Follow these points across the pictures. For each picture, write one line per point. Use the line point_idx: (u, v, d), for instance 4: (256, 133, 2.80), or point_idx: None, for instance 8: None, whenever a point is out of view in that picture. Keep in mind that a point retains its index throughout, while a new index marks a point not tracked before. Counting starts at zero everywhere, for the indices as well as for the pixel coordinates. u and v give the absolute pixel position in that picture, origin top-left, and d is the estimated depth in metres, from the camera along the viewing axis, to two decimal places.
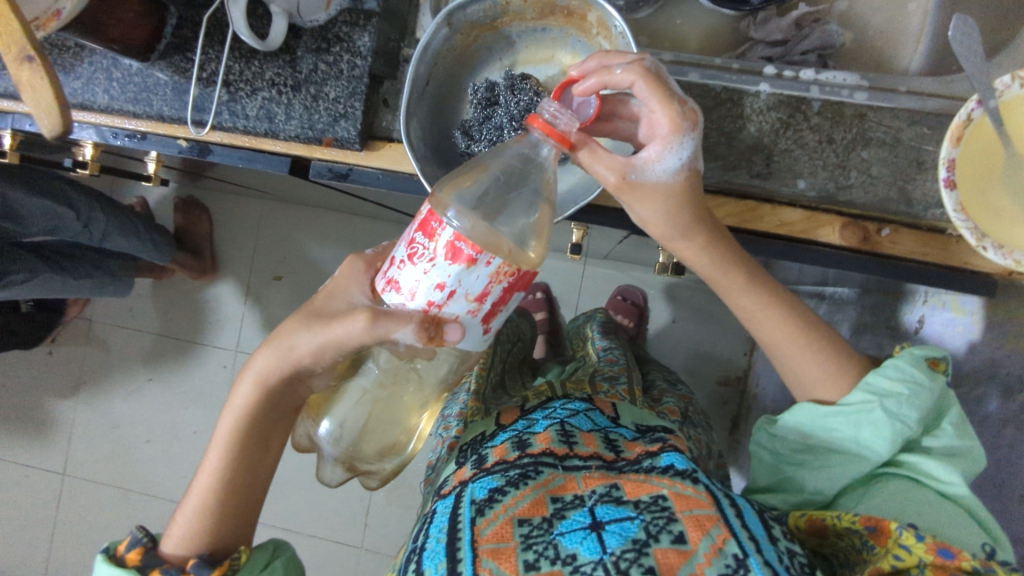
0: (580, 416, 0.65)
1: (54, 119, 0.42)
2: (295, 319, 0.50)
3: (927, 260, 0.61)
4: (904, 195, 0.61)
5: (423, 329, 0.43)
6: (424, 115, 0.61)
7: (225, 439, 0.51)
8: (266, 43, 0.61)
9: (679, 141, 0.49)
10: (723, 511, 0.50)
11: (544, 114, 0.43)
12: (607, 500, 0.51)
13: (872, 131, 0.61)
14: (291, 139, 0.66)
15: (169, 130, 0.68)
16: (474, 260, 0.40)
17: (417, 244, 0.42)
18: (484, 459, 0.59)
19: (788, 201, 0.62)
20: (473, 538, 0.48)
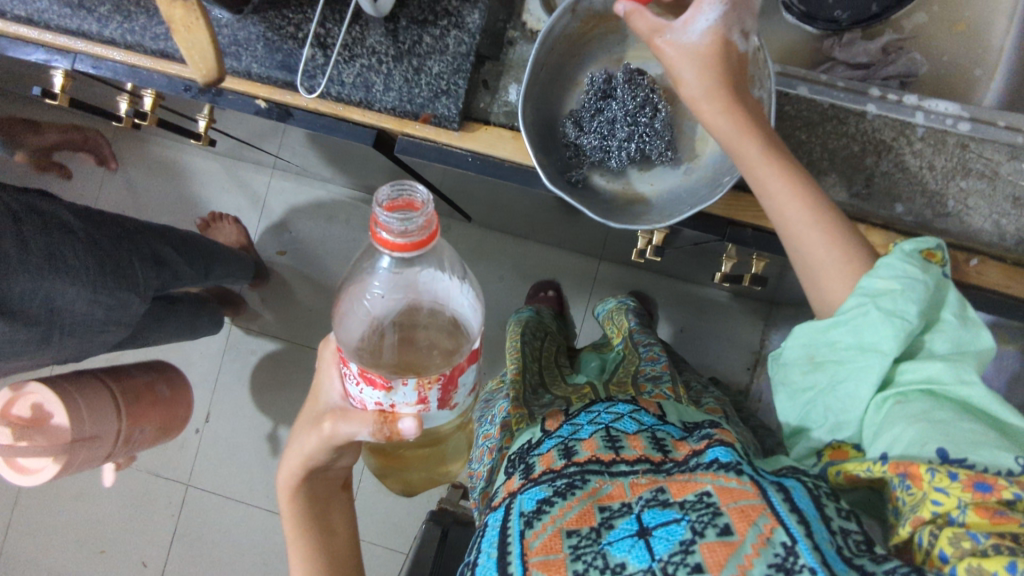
0: (625, 419, 0.60)
1: (210, 65, 0.41)
2: (299, 425, 0.53)
3: (1010, 294, 0.62)
4: (998, 229, 0.62)
5: (379, 430, 0.46)
6: (536, 99, 0.60)
7: (292, 531, 0.53)
8: (376, 7, 0.59)
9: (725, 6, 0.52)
10: (770, 499, 0.44)
11: (383, 232, 0.38)
12: (654, 504, 0.47)
13: (973, 162, 0.62)
14: (384, 110, 0.63)
15: (251, 88, 0.65)
16: (389, 384, 0.44)
17: (345, 374, 0.47)
18: (530, 468, 0.55)
19: (883, 223, 0.63)
20: (521, 551, 0.46)
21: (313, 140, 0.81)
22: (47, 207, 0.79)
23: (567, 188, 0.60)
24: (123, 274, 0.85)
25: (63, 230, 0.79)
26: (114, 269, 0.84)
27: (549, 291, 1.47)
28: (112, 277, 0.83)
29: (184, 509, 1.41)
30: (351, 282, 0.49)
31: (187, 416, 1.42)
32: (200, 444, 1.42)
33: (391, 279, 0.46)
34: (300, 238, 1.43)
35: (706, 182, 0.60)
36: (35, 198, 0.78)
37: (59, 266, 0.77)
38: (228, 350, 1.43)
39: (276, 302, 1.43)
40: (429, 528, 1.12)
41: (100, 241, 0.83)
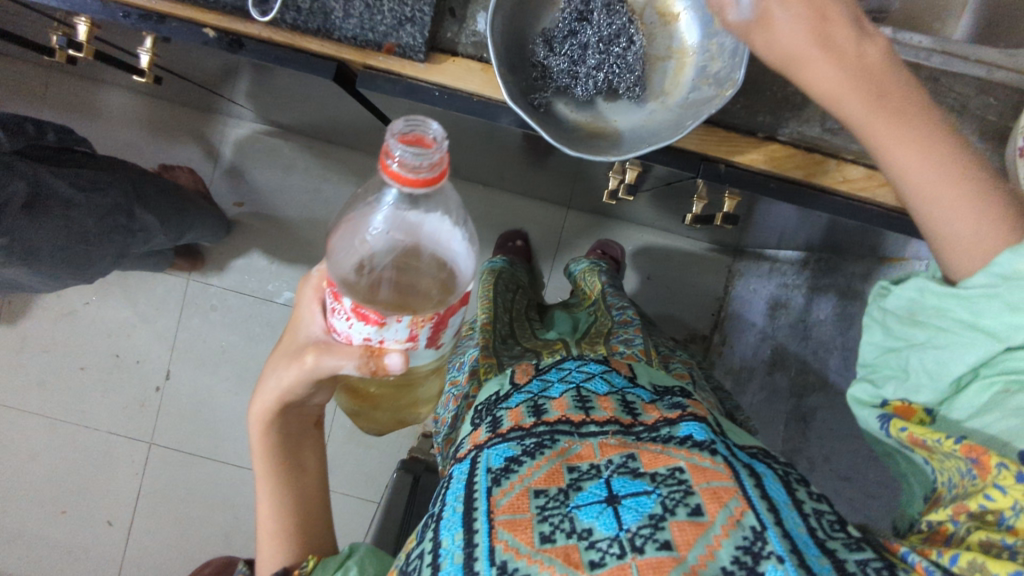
0: (596, 379, 0.59)
1: None
2: (273, 358, 0.52)
3: None
4: None
5: (364, 362, 0.44)
6: (508, 12, 0.57)
7: (263, 469, 0.54)
8: None
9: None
10: (742, 482, 0.45)
11: (395, 165, 0.35)
12: (624, 472, 0.47)
13: (943, 96, 0.62)
14: (345, 40, 0.60)
15: (198, 14, 0.60)
16: (386, 321, 0.41)
17: (332, 305, 0.44)
18: (497, 422, 0.54)
19: (853, 157, 0.64)
20: (488, 509, 0.45)
21: (265, 77, 0.76)
22: (71, 192, 0.81)
23: (530, 112, 0.57)
24: (82, 269, 0.89)
25: (64, 203, 0.80)
26: (82, 260, 0.87)
27: (517, 242, 1.45)
28: (71, 269, 0.88)
29: (149, 466, 1.38)
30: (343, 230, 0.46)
31: (146, 373, 1.38)
32: (161, 402, 1.38)
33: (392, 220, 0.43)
34: (256, 188, 1.37)
35: (669, 127, 0.57)
36: (58, 177, 0.80)
37: (28, 255, 0.79)
38: (186, 306, 1.38)
39: (233, 255, 1.38)
40: (401, 477, 1.12)
41: (93, 235, 0.85)
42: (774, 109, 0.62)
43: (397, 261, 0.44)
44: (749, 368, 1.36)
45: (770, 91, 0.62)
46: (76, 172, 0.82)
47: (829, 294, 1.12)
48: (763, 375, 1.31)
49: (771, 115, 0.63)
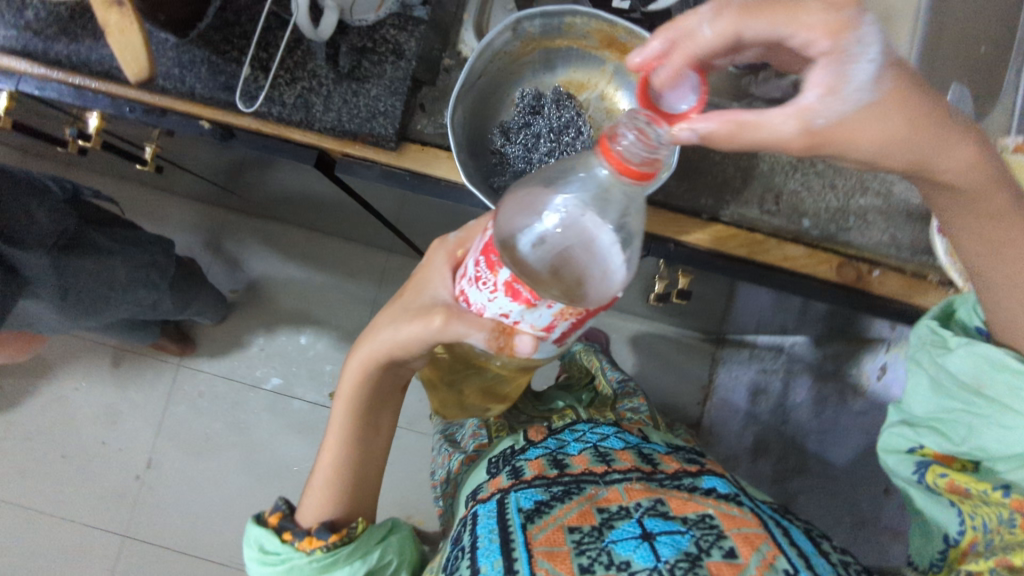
0: (612, 438, 0.69)
1: (140, 62, 0.44)
2: (384, 315, 0.59)
3: (912, 304, 0.67)
4: (895, 242, 0.67)
5: (493, 338, 0.49)
6: (469, 106, 0.63)
7: (341, 421, 0.65)
8: (315, 32, 0.63)
9: (850, 59, 0.45)
10: (770, 531, 0.54)
11: (619, 147, 0.39)
12: (655, 513, 0.56)
13: (870, 181, 0.68)
14: (324, 130, 0.66)
15: (195, 109, 0.67)
16: (534, 304, 0.45)
17: (481, 270, 0.47)
18: (520, 471, 0.64)
19: (793, 237, 0.68)
20: (525, 540, 0.53)
21: (259, 169, 0.83)
22: (106, 244, 0.91)
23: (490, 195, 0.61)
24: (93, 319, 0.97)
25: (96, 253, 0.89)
26: (100, 307, 0.96)
27: None
28: (88, 312, 0.95)
29: (120, 561, 1.33)
30: (523, 194, 0.47)
31: (128, 461, 1.37)
32: (141, 491, 1.36)
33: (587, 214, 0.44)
34: (252, 276, 1.43)
35: None
36: (96, 231, 0.89)
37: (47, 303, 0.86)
38: (174, 392, 1.40)
39: (225, 341, 1.41)
40: None
41: (119, 283, 0.95)
42: (716, 193, 0.68)
43: (564, 251, 0.45)
44: (736, 459, 1.35)
45: (710, 177, 0.68)
46: (112, 228, 0.93)
47: (805, 378, 1.13)
48: (748, 464, 1.30)
49: (713, 199, 0.68)
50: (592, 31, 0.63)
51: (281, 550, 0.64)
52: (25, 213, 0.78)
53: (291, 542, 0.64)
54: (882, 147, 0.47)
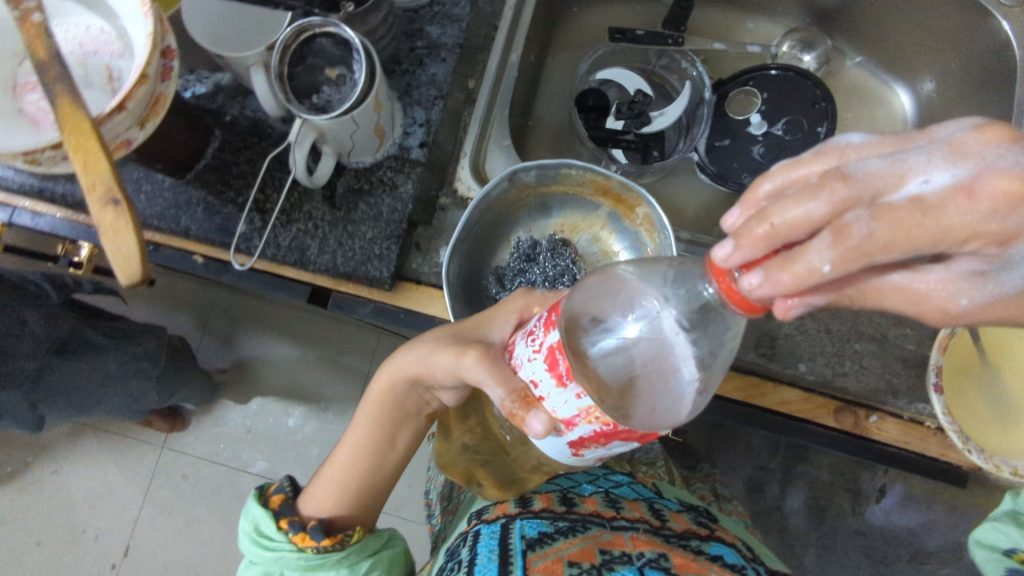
0: (625, 488, 0.72)
1: (132, 267, 0.43)
2: (433, 336, 0.58)
3: (912, 448, 0.66)
4: (891, 388, 0.67)
5: (513, 401, 0.45)
6: (464, 252, 0.64)
7: (371, 416, 0.62)
8: (311, 179, 0.62)
9: (1022, 256, 0.32)
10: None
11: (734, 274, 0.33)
12: (656, 566, 0.55)
13: (864, 325, 0.67)
14: (319, 271, 0.66)
15: (189, 246, 0.67)
16: (565, 383, 0.41)
17: (539, 327, 0.45)
18: (527, 502, 0.66)
19: (788, 380, 0.68)
20: (523, 565, 0.54)
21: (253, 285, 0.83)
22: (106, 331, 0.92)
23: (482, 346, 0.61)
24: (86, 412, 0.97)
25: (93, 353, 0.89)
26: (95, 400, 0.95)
27: None
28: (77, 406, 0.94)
29: None
30: (610, 280, 0.44)
31: (102, 552, 1.32)
32: None
33: (661, 326, 0.40)
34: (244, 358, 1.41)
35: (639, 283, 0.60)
36: (92, 326, 0.89)
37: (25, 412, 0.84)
38: (154, 478, 1.35)
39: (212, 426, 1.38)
40: None
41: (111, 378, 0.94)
42: None
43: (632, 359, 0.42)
44: None
45: None
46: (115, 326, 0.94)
47: None
48: None
49: None
50: (586, 181, 0.64)
51: (276, 538, 0.57)
52: (23, 322, 0.78)
53: (285, 531, 0.58)
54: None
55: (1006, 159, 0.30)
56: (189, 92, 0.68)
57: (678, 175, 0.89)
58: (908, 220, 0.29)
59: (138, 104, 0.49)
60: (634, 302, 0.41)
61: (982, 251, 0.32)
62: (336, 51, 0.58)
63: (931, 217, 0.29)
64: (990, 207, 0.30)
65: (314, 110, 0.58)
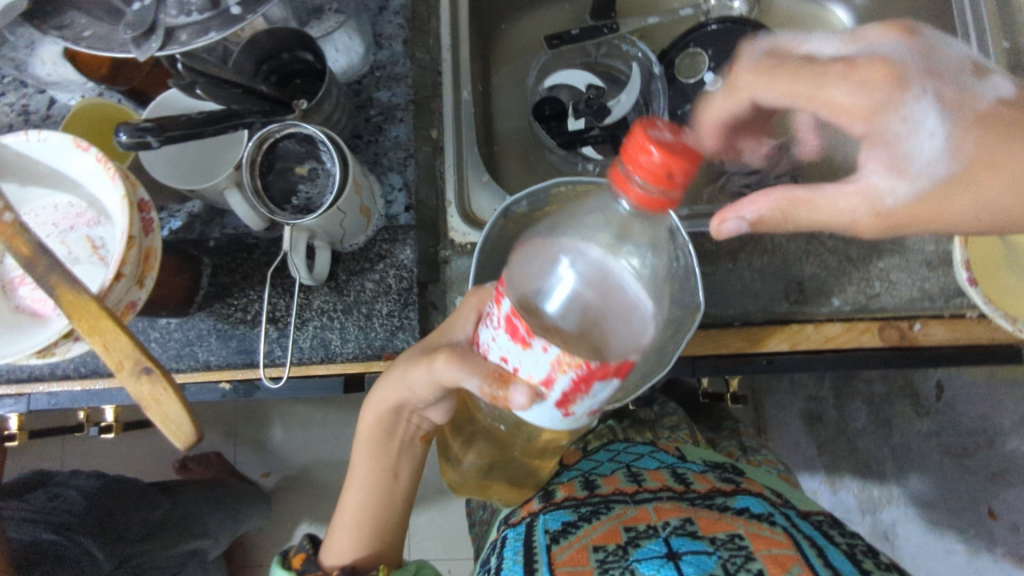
0: (646, 459, 0.72)
1: (185, 427, 0.42)
2: (404, 354, 0.57)
3: (963, 343, 0.67)
4: (926, 293, 0.67)
5: (490, 385, 0.44)
6: None
7: (364, 463, 0.61)
8: (314, 275, 0.62)
9: (906, 118, 0.50)
10: (801, 549, 0.52)
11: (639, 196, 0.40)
12: (682, 533, 0.54)
13: (882, 242, 0.68)
14: (348, 360, 0.66)
15: (213, 376, 0.66)
16: (529, 343, 0.40)
17: (494, 309, 0.44)
18: (551, 495, 0.65)
19: (827, 318, 0.68)
20: (549, 560, 0.54)
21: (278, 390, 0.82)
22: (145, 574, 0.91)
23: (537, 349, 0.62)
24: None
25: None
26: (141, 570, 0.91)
27: None
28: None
29: None
30: (536, 251, 0.49)
31: None
32: None
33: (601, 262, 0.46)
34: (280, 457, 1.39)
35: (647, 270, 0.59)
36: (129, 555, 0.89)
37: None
38: None
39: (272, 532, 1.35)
40: None
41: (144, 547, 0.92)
42: (741, 300, 0.68)
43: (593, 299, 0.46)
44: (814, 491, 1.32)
45: (730, 287, 0.68)
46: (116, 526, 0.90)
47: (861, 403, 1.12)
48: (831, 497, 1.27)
49: (741, 306, 0.68)
50: (577, 192, 0.64)
51: None
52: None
53: None
54: (974, 200, 0.49)
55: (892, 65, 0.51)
56: (165, 229, 0.67)
57: None
58: (793, 75, 0.52)
59: (134, 266, 0.48)
60: (565, 250, 0.47)
61: (872, 126, 0.50)
62: (300, 148, 0.58)
63: (829, 67, 0.51)
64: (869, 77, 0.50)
65: (297, 211, 0.58)
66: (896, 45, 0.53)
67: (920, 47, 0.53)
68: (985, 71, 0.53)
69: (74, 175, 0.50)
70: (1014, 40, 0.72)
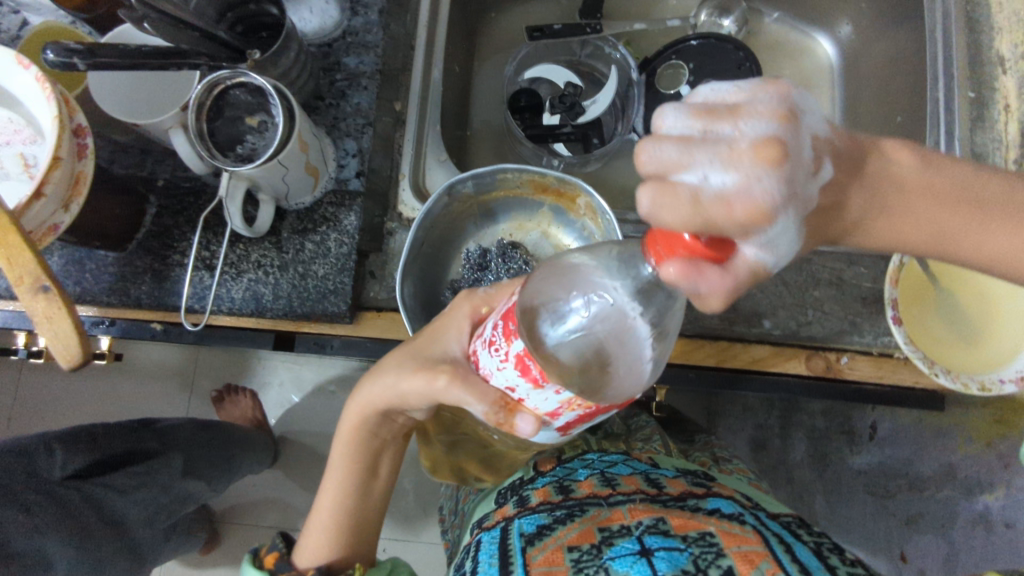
0: (620, 464, 0.58)
1: (72, 348, 0.43)
2: (395, 360, 0.52)
3: (885, 382, 0.67)
4: (856, 327, 0.68)
5: (495, 413, 0.42)
6: (417, 274, 0.64)
7: (344, 464, 0.56)
8: (252, 228, 0.62)
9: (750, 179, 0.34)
10: (771, 546, 0.44)
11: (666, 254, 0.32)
12: (655, 531, 0.45)
13: (820, 272, 0.69)
14: (278, 316, 0.66)
15: (144, 315, 0.67)
16: (542, 386, 0.38)
17: (496, 334, 0.40)
18: (523, 498, 0.54)
19: (757, 339, 0.69)
20: (524, 563, 0.45)
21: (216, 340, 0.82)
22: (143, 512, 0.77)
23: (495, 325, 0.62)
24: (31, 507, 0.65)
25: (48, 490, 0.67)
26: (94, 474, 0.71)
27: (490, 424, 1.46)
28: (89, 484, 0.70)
29: None
30: (557, 267, 0.41)
31: None
32: None
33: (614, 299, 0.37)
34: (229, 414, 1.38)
35: None
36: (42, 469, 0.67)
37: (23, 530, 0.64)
38: None
39: None
40: None
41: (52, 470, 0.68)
42: None
43: (602, 342, 0.38)
44: None
45: None
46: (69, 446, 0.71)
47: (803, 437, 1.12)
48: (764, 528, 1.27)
49: None
50: (524, 181, 0.65)
51: None
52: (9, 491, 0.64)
53: None
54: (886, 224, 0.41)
55: (768, 179, 0.32)
56: (117, 164, 0.67)
57: (620, 157, 0.91)
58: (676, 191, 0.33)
59: (57, 188, 0.48)
60: (591, 289, 0.38)
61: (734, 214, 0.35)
62: (252, 99, 0.58)
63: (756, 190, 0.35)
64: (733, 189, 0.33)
65: (239, 160, 0.58)
66: (763, 183, 0.32)
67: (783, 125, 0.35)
68: (820, 153, 0.37)
69: (15, 92, 0.51)
70: (979, 92, 0.73)
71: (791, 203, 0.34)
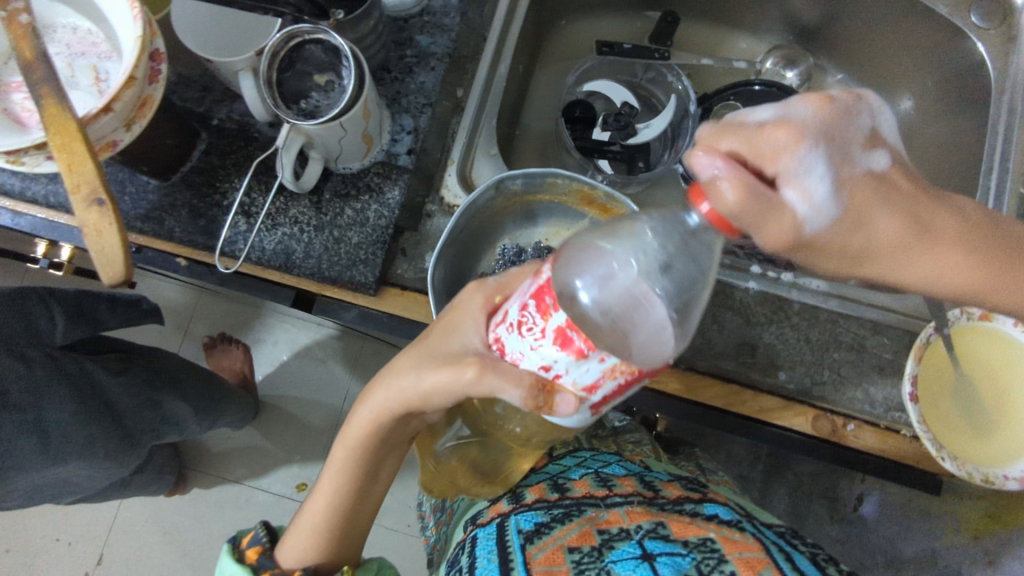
0: (614, 465, 0.60)
1: (116, 266, 0.43)
2: (408, 356, 0.51)
3: (890, 457, 0.67)
4: (868, 396, 0.68)
5: (532, 395, 0.39)
6: (450, 260, 0.64)
7: (345, 462, 0.55)
8: (297, 183, 0.62)
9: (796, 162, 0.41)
10: (773, 554, 0.43)
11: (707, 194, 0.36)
12: (654, 535, 0.45)
13: (842, 335, 0.69)
14: (304, 275, 0.66)
15: (172, 248, 0.67)
16: (586, 355, 0.37)
17: (527, 315, 0.39)
18: (519, 496, 0.56)
19: (768, 389, 0.68)
20: (523, 560, 0.45)
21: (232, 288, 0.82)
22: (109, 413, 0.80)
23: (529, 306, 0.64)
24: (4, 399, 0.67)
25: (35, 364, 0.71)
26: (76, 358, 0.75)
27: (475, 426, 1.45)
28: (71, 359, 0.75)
29: None
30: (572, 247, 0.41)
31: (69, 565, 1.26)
32: None
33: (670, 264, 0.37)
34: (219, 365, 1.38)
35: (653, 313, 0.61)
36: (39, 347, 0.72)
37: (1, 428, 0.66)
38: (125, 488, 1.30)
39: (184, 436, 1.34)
40: None
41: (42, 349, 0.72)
42: (693, 344, 0.69)
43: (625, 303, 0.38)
44: None
45: None
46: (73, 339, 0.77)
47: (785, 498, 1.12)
48: None
49: (690, 349, 0.69)
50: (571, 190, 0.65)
51: None
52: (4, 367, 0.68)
53: None
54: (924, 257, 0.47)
55: (808, 126, 0.42)
56: (177, 95, 0.68)
57: (664, 186, 0.91)
58: (756, 191, 0.39)
59: (125, 106, 0.48)
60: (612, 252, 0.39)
61: (775, 170, 0.41)
62: (326, 57, 0.59)
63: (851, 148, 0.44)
64: (777, 138, 0.41)
65: (301, 114, 0.58)
66: (806, 113, 0.43)
67: (829, 119, 0.44)
68: (877, 141, 0.47)
69: (102, 7, 0.51)
70: None
71: (812, 152, 0.41)
